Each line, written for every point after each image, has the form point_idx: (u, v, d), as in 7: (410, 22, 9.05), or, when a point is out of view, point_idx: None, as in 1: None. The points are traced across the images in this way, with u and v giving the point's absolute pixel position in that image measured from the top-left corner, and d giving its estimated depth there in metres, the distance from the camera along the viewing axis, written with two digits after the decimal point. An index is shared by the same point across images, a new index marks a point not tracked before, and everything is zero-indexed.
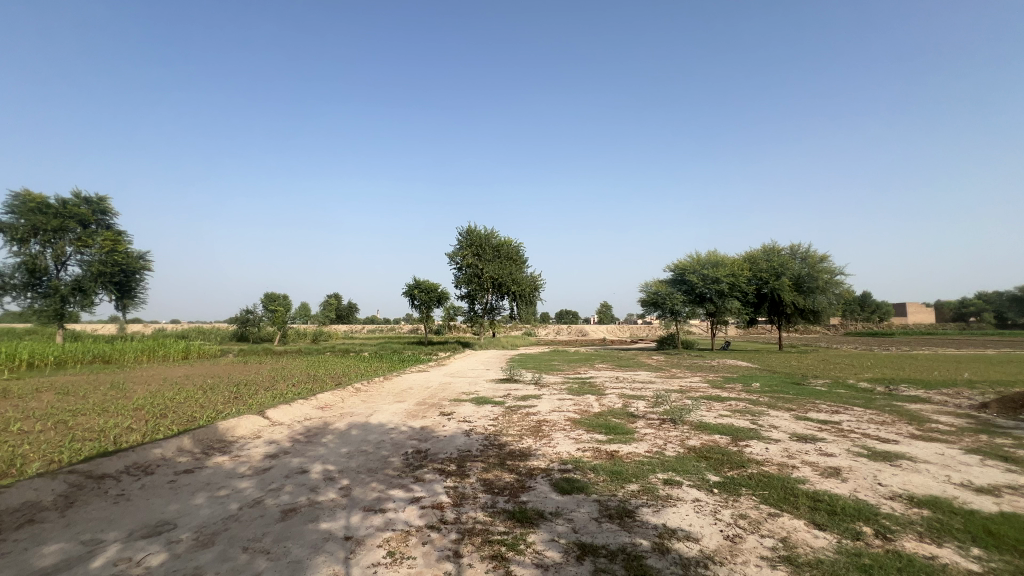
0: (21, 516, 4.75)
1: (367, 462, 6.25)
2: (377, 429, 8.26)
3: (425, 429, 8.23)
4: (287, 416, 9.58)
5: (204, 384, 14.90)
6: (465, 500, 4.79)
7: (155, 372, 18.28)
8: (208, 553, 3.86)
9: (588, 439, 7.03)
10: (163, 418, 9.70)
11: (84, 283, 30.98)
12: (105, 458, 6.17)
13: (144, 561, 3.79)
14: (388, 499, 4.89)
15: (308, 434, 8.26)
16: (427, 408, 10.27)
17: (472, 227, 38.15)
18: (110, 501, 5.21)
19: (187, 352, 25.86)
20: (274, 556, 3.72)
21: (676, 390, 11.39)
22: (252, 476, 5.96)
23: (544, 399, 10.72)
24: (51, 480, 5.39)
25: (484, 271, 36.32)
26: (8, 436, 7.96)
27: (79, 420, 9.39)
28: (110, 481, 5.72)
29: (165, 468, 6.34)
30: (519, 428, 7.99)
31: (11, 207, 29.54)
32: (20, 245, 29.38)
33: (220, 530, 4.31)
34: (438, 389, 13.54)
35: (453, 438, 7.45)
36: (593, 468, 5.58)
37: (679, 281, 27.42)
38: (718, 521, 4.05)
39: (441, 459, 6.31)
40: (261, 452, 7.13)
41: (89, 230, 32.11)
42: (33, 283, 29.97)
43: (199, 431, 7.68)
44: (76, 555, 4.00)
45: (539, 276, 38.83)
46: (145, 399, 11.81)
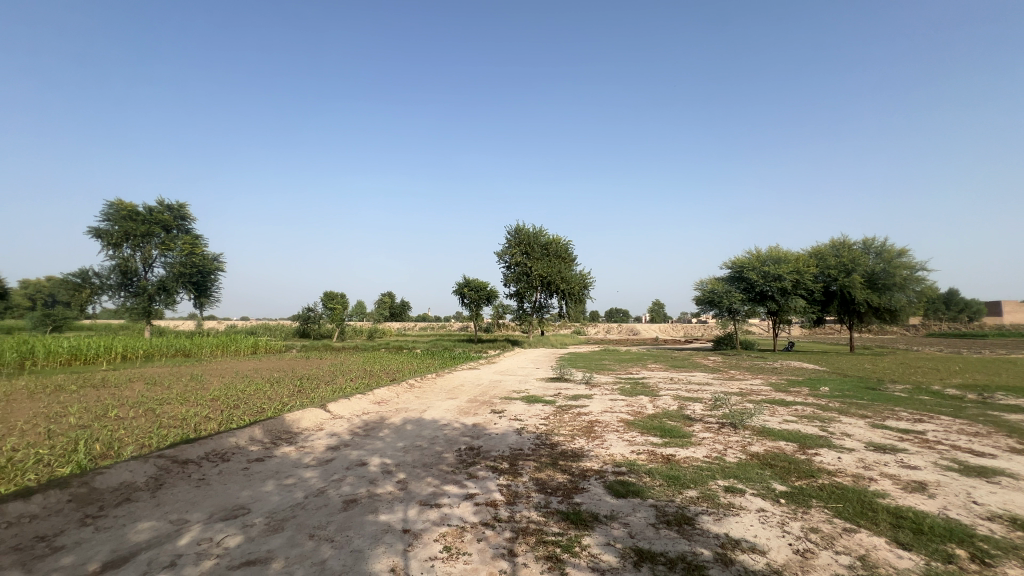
0: (119, 494, 5.27)
1: (422, 457, 6.43)
2: (431, 425, 8.47)
3: (477, 426, 8.32)
4: (347, 410, 10.03)
5: (271, 377, 15.90)
6: (519, 499, 4.80)
7: (229, 366, 19.72)
8: (277, 538, 4.10)
9: (643, 441, 6.85)
10: (236, 409, 10.46)
11: (167, 283, 33.95)
12: (189, 445, 6.73)
13: (223, 542, 4.08)
14: (444, 494, 5.00)
15: (366, 428, 8.58)
16: (478, 406, 10.38)
17: (521, 226, 38.32)
18: (192, 485, 5.67)
19: (255, 347, 27.66)
20: (338, 544, 3.90)
21: (736, 393, 10.83)
22: (316, 467, 6.28)
23: (595, 399, 10.56)
24: (144, 462, 5.93)
25: (533, 269, 36.32)
26: (107, 421, 8.87)
27: (165, 408, 10.30)
28: (193, 466, 6.24)
29: (239, 455, 6.83)
30: (571, 428, 7.91)
31: (107, 216, 32.84)
32: (115, 249, 32.64)
33: (288, 517, 4.57)
34: (488, 386, 13.66)
35: (505, 436, 7.50)
36: (648, 472, 5.42)
37: (738, 279, 26.11)
38: (787, 534, 3.81)
39: (493, 457, 6.36)
40: (324, 443, 7.52)
41: (171, 235, 35.01)
42: (126, 283, 33.18)
43: (269, 422, 8.20)
44: (165, 533, 4.38)
45: (589, 274, 38.33)
46: (220, 390, 12.77)
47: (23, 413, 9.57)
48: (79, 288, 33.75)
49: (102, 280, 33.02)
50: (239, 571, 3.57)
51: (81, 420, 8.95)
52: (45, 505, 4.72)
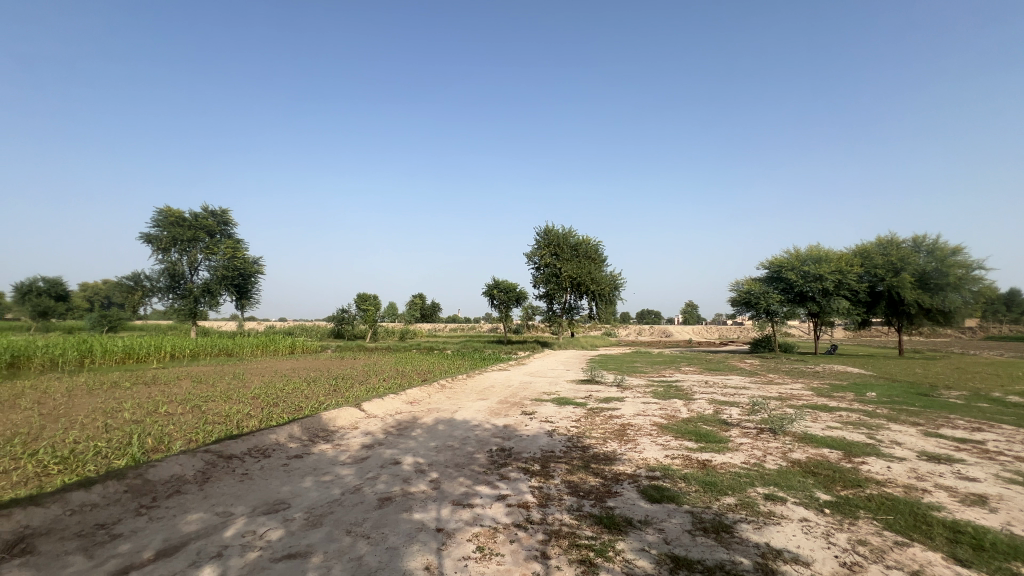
0: (169, 486, 5.54)
1: (454, 457, 6.50)
2: (462, 426, 8.55)
3: (508, 427, 8.34)
4: (380, 409, 10.25)
5: (308, 376, 16.40)
6: (551, 501, 4.78)
7: (268, 365, 20.46)
8: (316, 533, 4.22)
9: (677, 445, 6.71)
10: (275, 407, 10.84)
11: (211, 285, 35.53)
12: (232, 440, 7.02)
13: (266, 535, 4.24)
14: (476, 495, 5.03)
15: (399, 427, 8.74)
16: (508, 407, 10.41)
17: (550, 227, 38.18)
18: (237, 479, 5.92)
19: (292, 348, 28.58)
20: (374, 541, 3.99)
21: (775, 398, 10.44)
22: (352, 464, 6.44)
23: (627, 402, 10.40)
24: (192, 457, 6.23)
25: (562, 270, 36.12)
26: (157, 416, 9.35)
27: (210, 406, 10.78)
28: (236, 461, 6.50)
29: (279, 452, 7.09)
30: (603, 430, 7.83)
31: (157, 222, 34.71)
32: (163, 254, 34.46)
33: (327, 512, 4.70)
34: (518, 388, 13.67)
35: (536, 438, 7.48)
36: (683, 477, 5.30)
37: (776, 279, 25.20)
38: (832, 546, 3.65)
39: (525, 458, 6.35)
40: (359, 442, 7.71)
41: (215, 240, 36.65)
42: (173, 286, 34.94)
43: (307, 419, 8.47)
44: (212, 524, 4.58)
45: (620, 275, 37.81)
46: (260, 389, 13.26)
47: (84, 407, 10.22)
48: (132, 291, 35.78)
49: (152, 283, 34.88)
50: (281, 563, 3.70)
51: (134, 415, 9.47)
52: (103, 495, 5.02)
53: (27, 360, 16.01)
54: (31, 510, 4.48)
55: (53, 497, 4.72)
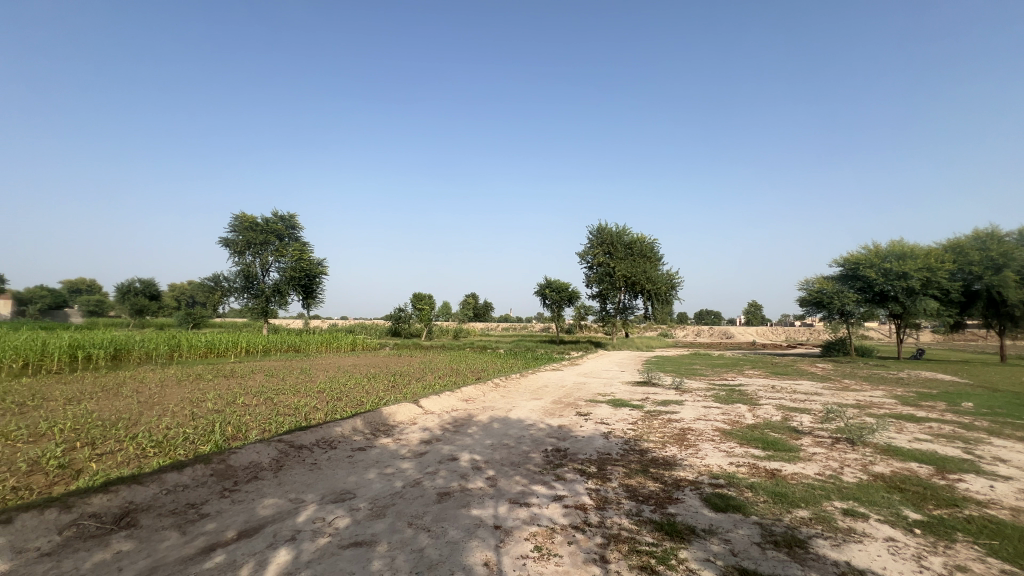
0: (248, 472, 5.99)
1: (510, 456, 6.54)
2: (517, 425, 8.60)
3: (563, 428, 8.30)
4: (437, 406, 10.53)
5: (369, 373, 17.14)
6: (609, 504, 4.70)
7: (332, 361, 21.57)
8: (380, 523, 4.40)
9: (742, 453, 6.38)
10: (339, 401, 11.42)
11: (281, 286, 37.98)
12: (303, 431, 7.46)
13: (334, 522, 4.48)
14: (532, 494, 5.04)
15: (455, 424, 8.92)
16: (562, 407, 10.36)
17: (603, 225, 37.59)
18: (307, 468, 6.30)
19: (353, 345, 29.96)
20: (434, 534, 4.10)
21: (853, 405, 9.67)
22: (411, 459, 6.65)
23: (687, 406, 10.03)
24: (267, 445, 6.68)
25: (616, 269, 35.44)
26: (235, 407, 10.13)
27: (281, 398, 11.52)
28: (307, 451, 6.91)
29: (345, 444, 7.46)
30: (661, 434, 7.60)
31: (234, 227, 37.63)
32: (239, 257, 37.30)
33: (389, 504, 4.88)
34: (572, 388, 13.55)
35: (592, 439, 7.38)
36: (750, 487, 5.03)
37: (852, 278, 23.33)
38: (924, 571, 3.32)
39: (581, 460, 6.27)
40: (418, 437, 7.96)
41: (284, 243, 39.13)
42: (248, 286, 37.67)
43: (369, 414, 8.84)
44: (286, 509, 4.90)
45: (676, 274, 36.54)
46: (325, 384, 14.03)
47: (174, 397, 11.24)
48: (213, 291, 38.95)
49: (230, 284, 37.83)
50: (348, 550, 3.88)
51: (216, 405, 10.31)
52: (193, 477, 5.51)
53: (127, 353, 17.87)
54: (134, 488, 4.99)
55: (152, 477, 5.24)
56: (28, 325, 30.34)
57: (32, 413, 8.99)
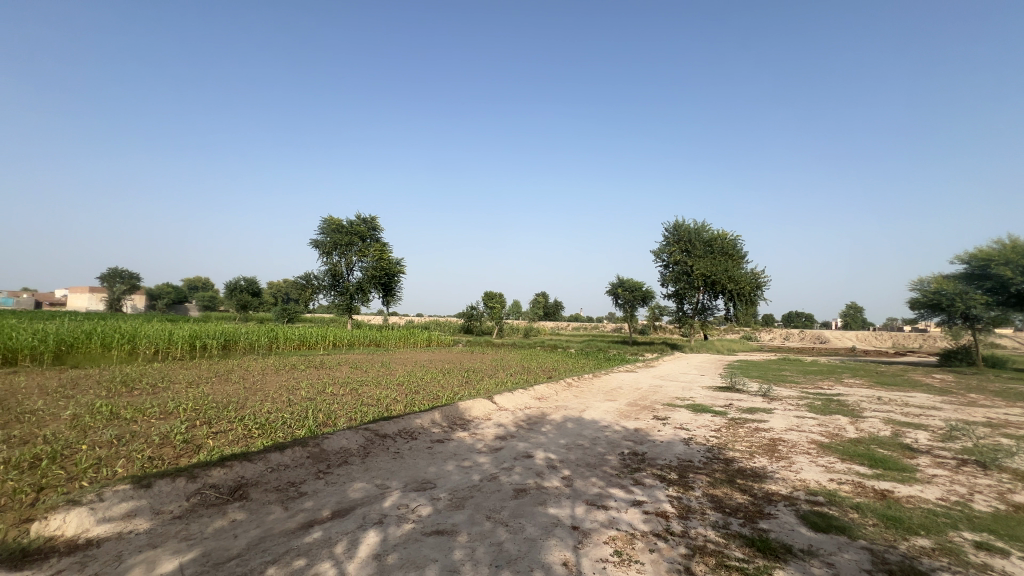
0: (339, 457, 6.44)
1: (586, 457, 6.45)
2: (591, 426, 8.47)
3: (639, 431, 8.05)
4: (511, 403, 10.67)
5: (444, 368, 17.75)
6: (693, 514, 4.47)
7: (410, 356, 22.61)
8: (460, 514, 4.53)
9: (845, 469, 5.79)
10: (418, 394, 11.95)
11: (363, 284, 40.51)
12: (387, 420, 7.89)
13: (417, 510, 4.68)
14: (610, 497, 4.93)
15: (529, 422, 8.97)
16: (638, 410, 10.03)
17: (681, 221, 35.93)
18: (390, 456, 6.66)
19: (429, 341, 31.17)
20: (512, 529, 4.14)
21: (982, 423, 8.43)
22: (487, 453, 6.79)
23: (776, 415, 9.28)
24: (356, 433, 7.14)
25: (694, 268, 33.76)
26: (325, 396, 10.94)
27: (365, 389, 12.29)
28: (390, 440, 7.30)
29: (424, 435, 7.79)
30: (749, 444, 7.10)
31: (323, 230, 40.80)
32: (328, 257, 40.40)
33: (468, 496, 5.01)
34: (648, 391, 13.11)
35: (671, 445, 7.07)
36: (856, 507, 4.54)
37: (979, 276, 20.33)
38: None
39: (660, 465, 6.04)
40: (493, 432, 8.12)
41: (366, 244, 41.59)
42: (335, 284, 40.59)
43: (446, 408, 9.14)
44: (373, 494, 5.21)
45: (762, 273, 33.99)
46: (405, 377, 14.73)
47: (273, 384, 12.40)
48: (304, 288, 42.44)
49: (319, 282, 40.95)
50: (431, 537, 4.04)
51: (309, 393, 11.22)
52: (292, 458, 6.03)
53: (235, 344, 19.95)
54: (245, 464, 5.57)
55: (259, 455, 5.81)
56: (157, 322, 24.44)
57: (162, 393, 10.34)
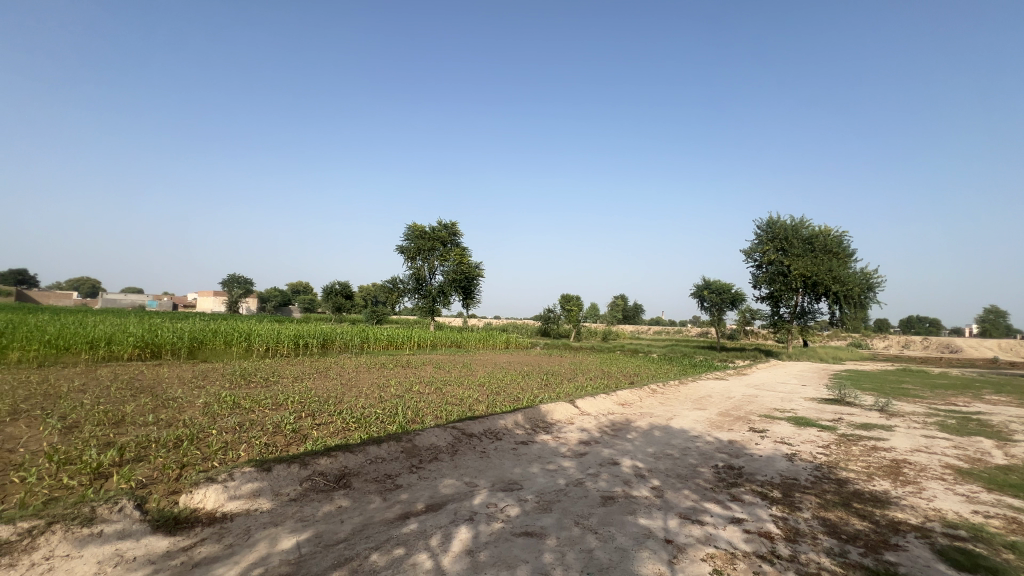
0: (430, 453, 6.75)
1: (676, 467, 6.17)
2: (680, 435, 8.09)
3: (734, 443, 7.54)
4: (593, 407, 10.52)
5: (523, 370, 17.93)
6: (802, 537, 4.09)
7: (490, 358, 23.13)
8: (548, 517, 4.54)
9: (992, 500, 4.97)
10: (499, 395, 12.19)
11: (444, 287, 42.20)
12: (472, 420, 8.12)
13: (506, 510, 4.77)
14: (705, 512, 4.67)
15: (613, 428, 8.77)
16: (732, 421, 9.40)
17: (775, 217, 33.15)
18: (477, 456, 6.85)
19: (508, 343, 31.71)
20: (602, 537, 4.07)
21: None
22: (572, 458, 6.74)
23: (898, 433, 8.21)
24: (444, 430, 7.40)
25: (791, 268, 31.04)
26: (413, 394, 11.54)
27: (449, 389, 12.77)
28: (476, 439, 7.50)
29: (508, 436, 7.91)
30: (866, 464, 6.35)
31: (408, 236, 43.10)
32: (412, 262, 42.66)
33: (555, 500, 5.02)
34: (741, 400, 12.23)
35: (772, 460, 6.54)
36: (1011, 547, 3.88)
37: None
38: None
39: (761, 482, 5.60)
40: (576, 437, 8.04)
41: (447, 248, 43.25)
42: (419, 288, 42.71)
43: (529, 410, 9.21)
44: (463, 491, 5.39)
45: (875, 272, 30.35)
46: (486, 378, 15.11)
47: (366, 381, 13.30)
48: (391, 292, 45.15)
49: (404, 285, 43.29)
50: (520, 538, 4.09)
51: (398, 391, 11.89)
52: (388, 451, 6.41)
53: (332, 343, 21.72)
54: (347, 455, 6.04)
55: (359, 447, 6.25)
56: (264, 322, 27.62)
57: (274, 387, 11.53)
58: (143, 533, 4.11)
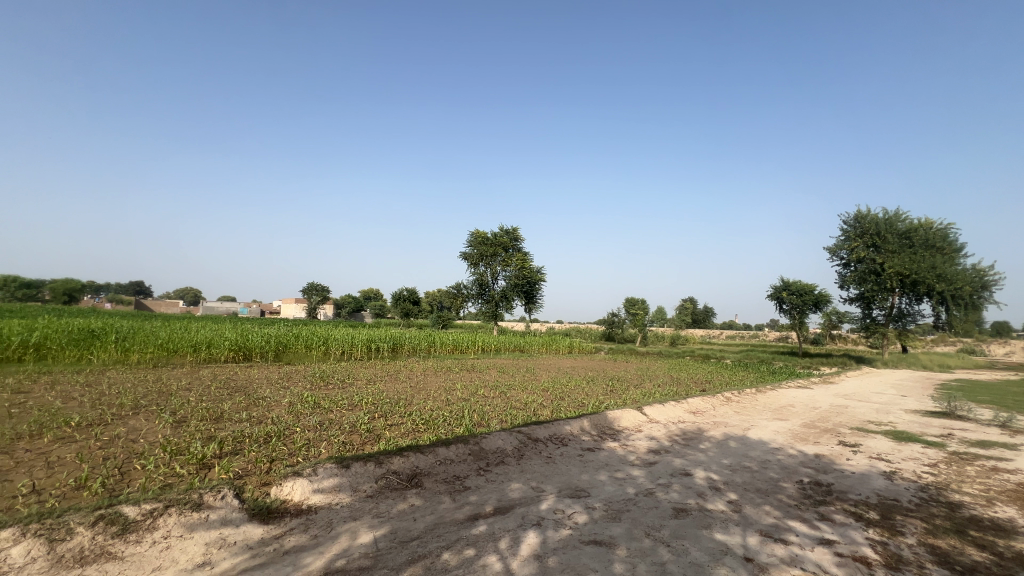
0: (496, 456, 6.84)
1: (756, 481, 5.80)
2: (759, 447, 7.59)
3: (822, 458, 6.95)
4: (662, 415, 10.16)
5: (587, 376, 17.69)
6: (907, 566, 3.69)
7: (554, 363, 23.04)
8: (617, 527, 4.45)
9: None
10: (563, 400, 12.11)
11: (506, 292, 42.71)
12: (538, 424, 8.13)
13: (574, 517, 4.73)
14: (790, 530, 4.35)
15: (685, 437, 8.41)
16: (818, 433, 8.66)
17: (864, 210, 30.22)
18: (543, 461, 6.86)
19: (570, 348, 31.42)
20: (675, 550, 3.92)
21: None
22: (641, 467, 6.55)
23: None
24: (510, 434, 7.46)
25: (885, 265, 28.17)
26: (478, 398, 11.77)
27: (513, 393, 12.88)
28: (542, 444, 7.51)
29: (574, 443, 7.84)
30: (985, 487, 5.59)
31: (471, 243, 44.06)
32: (475, 268, 43.60)
33: (624, 509, 4.90)
34: (828, 411, 11.25)
35: (867, 478, 5.95)
36: None
37: None
38: None
39: (854, 501, 5.12)
40: (645, 445, 7.81)
41: (509, 254, 43.72)
42: (482, 293, 43.53)
43: (595, 416, 9.07)
44: (530, 495, 5.41)
45: (990, 269, 26.76)
46: (550, 383, 15.06)
47: (433, 385, 13.76)
48: (456, 297, 46.43)
49: (468, 291, 44.31)
50: (589, 546, 4.04)
51: (464, 395, 12.18)
52: (456, 453, 6.58)
53: (401, 347, 22.73)
54: (418, 455, 6.27)
55: (429, 448, 6.46)
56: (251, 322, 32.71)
57: (349, 388, 12.27)
58: (242, 520, 4.53)
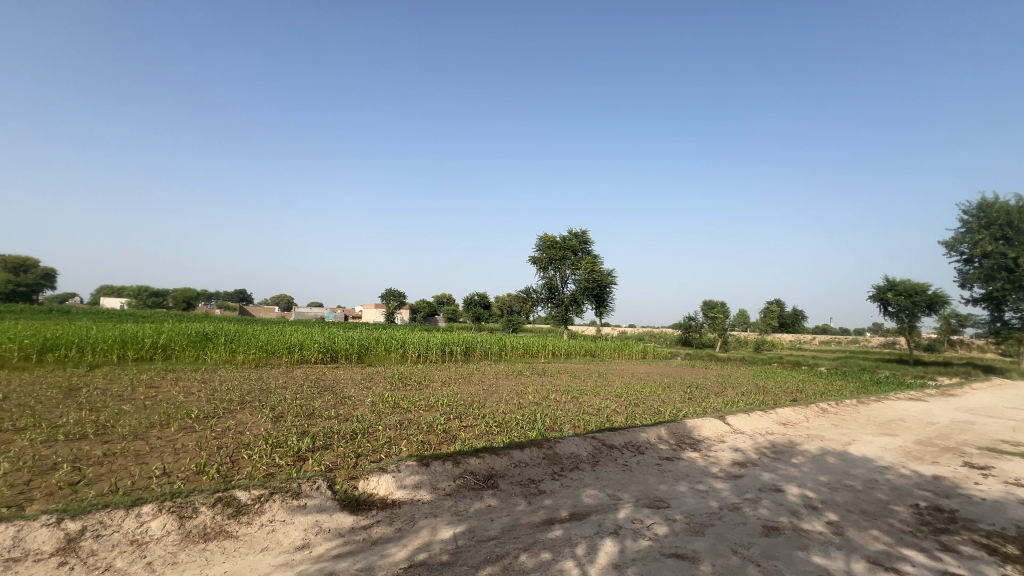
0: (570, 462, 6.79)
1: (861, 502, 5.24)
2: (864, 464, 6.85)
3: (942, 480, 6.14)
4: (748, 425, 9.50)
5: (663, 382, 17.01)
6: None
7: (627, 368, 22.39)
8: (701, 541, 4.23)
9: None
10: (638, 407, 11.74)
11: (577, 296, 42.26)
12: (612, 431, 7.94)
13: (653, 528, 4.57)
14: (905, 560, 3.88)
15: (774, 450, 7.81)
16: (938, 452, 7.64)
17: (990, 197, 26.32)
18: (619, 469, 6.70)
19: (644, 352, 30.37)
20: (767, 571, 3.66)
21: None
22: (726, 480, 6.17)
23: None
24: (584, 439, 7.36)
25: (1018, 260, 24.38)
26: (550, 402, 11.74)
27: (585, 398, 12.69)
28: (617, 451, 7.32)
29: (651, 451, 7.57)
30: None
31: (541, 247, 44.20)
32: (544, 272, 43.71)
33: (708, 523, 4.65)
34: (950, 428, 9.89)
35: (1002, 506, 5.16)
36: None
37: None
38: None
39: (984, 532, 4.47)
40: (729, 457, 7.35)
41: (578, 257, 43.28)
42: (552, 297, 43.46)
43: (673, 424, 8.68)
44: (606, 502, 5.32)
45: None
46: (624, 389, 14.68)
47: (505, 388, 13.92)
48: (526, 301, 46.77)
49: (538, 295, 44.46)
50: (671, 559, 3.89)
51: (536, 399, 12.20)
52: (530, 456, 6.61)
53: (474, 350, 23.27)
54: (494, 457, 6.38)
55: (504, 450, 6.56)
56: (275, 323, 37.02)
57: (425, 390, 12.78)
58: (334, 509, 4.89)
